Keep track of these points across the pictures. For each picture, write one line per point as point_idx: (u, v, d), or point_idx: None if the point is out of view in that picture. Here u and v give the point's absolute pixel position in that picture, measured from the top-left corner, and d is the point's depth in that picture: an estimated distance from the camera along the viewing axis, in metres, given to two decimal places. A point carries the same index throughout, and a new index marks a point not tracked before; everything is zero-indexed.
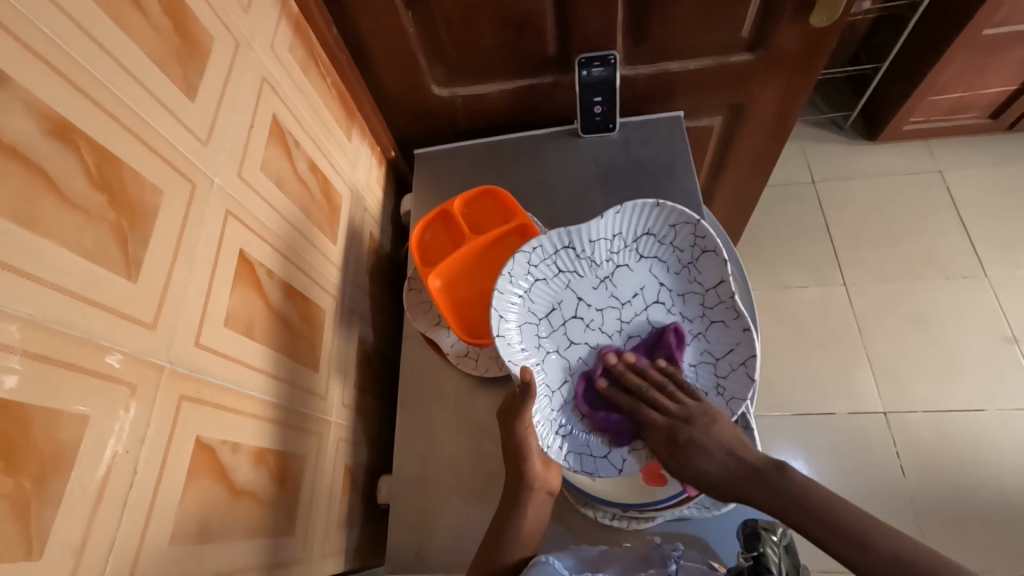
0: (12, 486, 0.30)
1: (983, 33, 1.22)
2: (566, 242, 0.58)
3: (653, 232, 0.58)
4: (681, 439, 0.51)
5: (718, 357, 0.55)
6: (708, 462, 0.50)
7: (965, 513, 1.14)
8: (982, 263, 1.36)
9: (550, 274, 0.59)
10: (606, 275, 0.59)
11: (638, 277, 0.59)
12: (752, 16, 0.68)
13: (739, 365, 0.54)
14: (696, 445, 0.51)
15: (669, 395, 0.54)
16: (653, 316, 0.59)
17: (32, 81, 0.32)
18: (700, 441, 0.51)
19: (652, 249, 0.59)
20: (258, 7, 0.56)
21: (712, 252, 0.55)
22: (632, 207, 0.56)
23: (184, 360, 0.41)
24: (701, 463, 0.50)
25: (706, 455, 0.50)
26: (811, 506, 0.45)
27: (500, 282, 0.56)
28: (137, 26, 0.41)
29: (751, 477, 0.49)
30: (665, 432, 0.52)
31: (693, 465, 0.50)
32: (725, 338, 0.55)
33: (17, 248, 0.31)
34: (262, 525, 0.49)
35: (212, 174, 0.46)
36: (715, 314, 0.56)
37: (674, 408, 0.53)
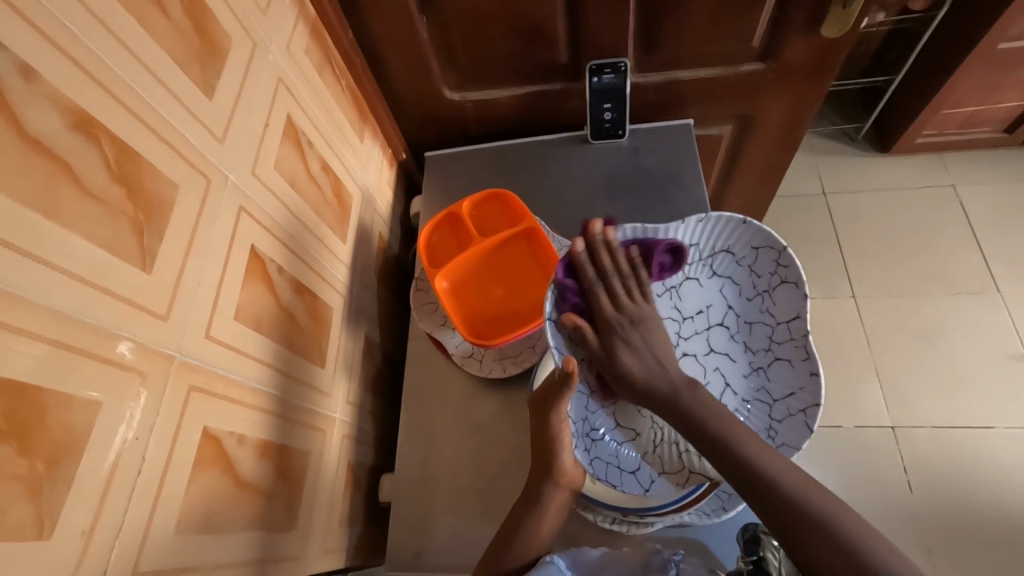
0: (25, 468, 0.31)
1: (998, 47, 1.21)
2: (637, 239, 0.59)
3: (732, 252, 0.58)
4: (618, 332, 0.55)
5: (774, 398, 0.55)
6: (633, 363, 0.54)
7: (973, 532, 1.12)
8: (995, 278, 1.35)
9: None
10: (673, 285, 0.60)
11: (708, 293, 0.59)
12: (763, 27, 0.68)
13: (797, 412, 0.53)
14: (631, 344, 0.55)
15: (630, 287, 0.57)
16: (714, 338, 0.59)
17: (57, 77, 0.34)
18: (634, 343, 0.55)
19: (727, 268, 0.59)
20: (276, 10, 0.57)
21: (793, 284, 0.54)
22: (716, 217, 0.56)
23: (194, 352, 0.42)
24: (624, 362, 0.54)
25: (634, 356, 0.54)
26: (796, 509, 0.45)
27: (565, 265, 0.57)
28: (159, 26, 0.42)
29: (663, 397, 0.52)
30: (607, 319, 0.55)
31: (619, 358, 0.54)
32: (789, 379, 0.55)
33: (38, 238, 0.32)
34: (265, 518, 0.50)
35: (226, 171, 0.47)
36: (787, 352, 0.55)
37: (625, 304, 0.56)
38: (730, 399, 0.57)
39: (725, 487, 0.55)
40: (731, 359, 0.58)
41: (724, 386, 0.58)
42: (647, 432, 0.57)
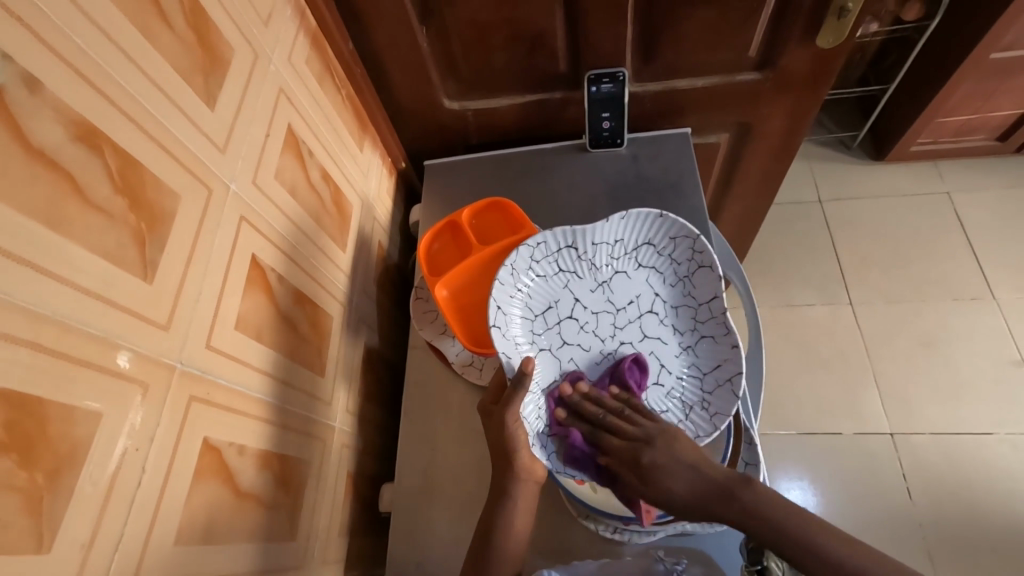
0: (27, 480, 0.30)
1: (990, 57, 1.23)
2: (570, 243, 0.61)
3: (653, 243, 0.61)
4: (643, 460, 0.53)
5: (704, 372, 0.58)
6: (668, 481, 0.51)
7: (974, 539, 1.12)
8: (991, 285, 1.36)
9: (550, 272, 0.62)
10: (605, 280, 0.62)
11: (637, 283, 0.62)
12: (760, 36, 0.69)
13: (724, 382, 0.57)
14: (660, 467, 0.52)
15: (626, 418, 0.56)
16: (646, 325, 0.61)
17: (61, 88, 0.34)
18: (662, 461, 0.52)
19: (651, 259, 0.62)
20: (277, 20, 0.57)
21: (708, 267, 0.58)
22: (636, 214, 0.59)
23: (194, 362, 0.42)
24: (661, 485, 0.51)
25: (671, 475, 0.51)
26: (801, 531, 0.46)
27: (502, 273, 0.59)
28: (162, 38, 0.42)
29: (719, 494, 0.49)
30: (629, 452, 0.54)
31: (662, 487, 0.51)
32: (714, 353, 0.58)
33: (42, 248, 0.32)
34: (266, 529, 0.49)
35: (228, 181, 0.47)
36: (709, 329, 0.59)
37: (633, 429, 0.55)
38: (667, 379, 0.60)
39: None
40: (663, 342, 0.61)
41: (659, 368, 0.60)
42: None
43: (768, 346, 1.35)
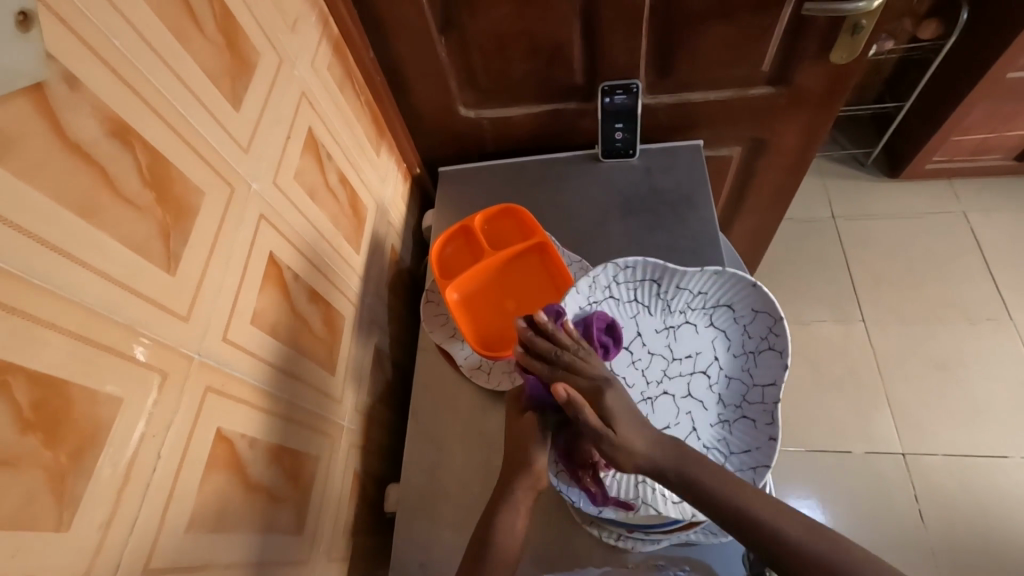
0: (51, 459, 0.32)
1: (1007, 76, 1.23)
2: (655, 277, 0.62)
3: (732, 308, 0.61)
4: (603, 405, 0.52)
5: (731, 452, 0.58)
6: (620, 427, 0.51)
7: (989, 566, 1.09)
8: (1007, 306, 1.34)
9: (623, 297, 0.64)
10: (672, 325, 0.63)
11: (701, 340, 0.63)
12: (773, 53, 0.70)
13: (748, 469, 0.56)
14: (617, 409, 0.52)
15: (588, 358, 0.55)
16: (695, 384, 0.62)
17: (98, 86, 0.35)
18: (620, 406, 0.52)
19: (724, 322, 0.62)
20: (302, 27, 0.59)
21: (777, 352, 0.58)
22: (730, 275, 0.60)
23: (212, 353, 0.43)
24: (612, 430, 0.51)
25: (625, 420, 0.51)
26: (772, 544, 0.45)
27: (581, 282, 0.61)
28: (194, 40, 0.44)
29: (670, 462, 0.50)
30: (590, 394, 0.53)
31: (615, 431, 0.51)
32: (748, 437, 0.58)
33: (76, 237, 0.33)
34: (275, 523, 0.50)
35: (250, 179, 0.49)
36: (753, 412, 0.58)
37: (591, 368, 0.54)
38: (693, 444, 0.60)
39: None
40: (702, 406, 0.61)
41: (691, 430, 0.60)
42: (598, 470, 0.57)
43: None
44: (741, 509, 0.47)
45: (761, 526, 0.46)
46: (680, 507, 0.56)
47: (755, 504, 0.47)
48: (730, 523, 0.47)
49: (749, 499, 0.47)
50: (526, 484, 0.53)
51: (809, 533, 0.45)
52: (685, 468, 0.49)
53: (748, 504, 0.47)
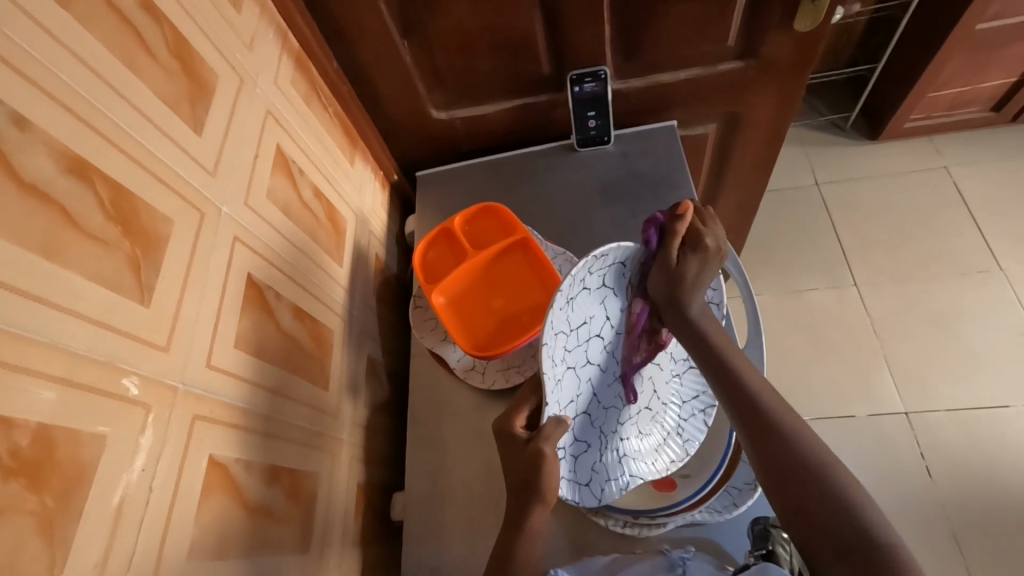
0: (37, 503, 0.31)
1: (976, 28, 1.23)
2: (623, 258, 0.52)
3: None
4: (705, 251, 0.53)
5: (683, 400, 0.60)
6: (689, 266, 0.53)
7: (998, 514, 1.11)
8: (997, 257, 1.35)
9: (594, 285, 0.50)
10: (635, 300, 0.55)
11: None
12: (738, 25, 0.70)
13: (700, 412, 0.59)
14: (706, 266, 0.53)
15: (716, 224, 0.57)
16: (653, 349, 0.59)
17: (49, 123, 0.35)
18: (708, 257, 0.54)
19: None
20: (260, 44, 0.59)
21: (716, 305, 0.58)
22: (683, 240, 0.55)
23: (197, 381, 0.43)
24: (680, 263, 0.53)
25: (702, 274, 0.53)
26: (779, 447, 0.45)
27: (565, 283, 0.46)
28: (147, 68, 0.44)
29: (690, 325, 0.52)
30: (696, 231, 0.55)
31: (687, 271, 0.53)
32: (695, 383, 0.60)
33: (42, 279, 0.33)
34: (279, 542, 0.50)
35: (220, 203, 0.49)
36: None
37: (714, 226, 0.56)
38: (655, 403, 0.59)
39: (734, 483, 0.57)
40: (660, 366, 0.59)
41: (654, 393, 0.59)
42: (596, 440, 0.54)
43: (774, 334, 1.35)
44: (774, 413, 0.46)
45: (783, 435, 0.45)
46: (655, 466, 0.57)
47: (790, 417, 0.46)
48: (755, 421, 0.47)
49: (784, 413, 0.47)
50: (523, 494, 0.50)
51: (829, 463, 0.43)
52: (731, 359, 0.50)
53: (780, 413, 0.46)
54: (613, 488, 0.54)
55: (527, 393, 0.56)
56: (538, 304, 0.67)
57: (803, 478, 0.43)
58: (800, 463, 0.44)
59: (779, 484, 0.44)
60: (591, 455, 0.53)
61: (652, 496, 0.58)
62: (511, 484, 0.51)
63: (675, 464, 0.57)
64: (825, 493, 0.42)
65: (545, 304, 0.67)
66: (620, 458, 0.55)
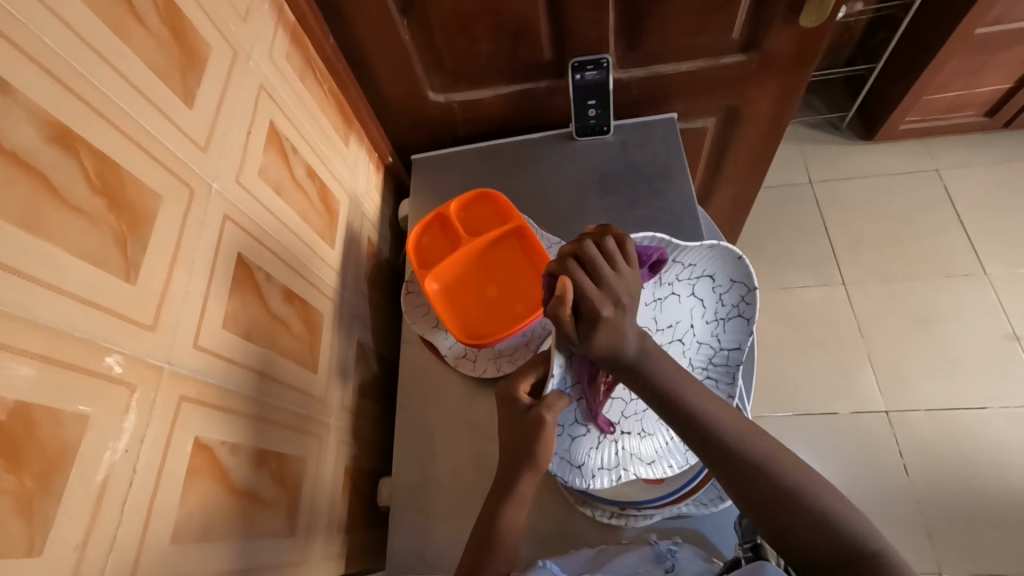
0: (15, 484, 0.30)
1: (976, 32, 1.23)
2: None
3: (714, 277, 0.56)
4: (602, 323, 0.43)
5: None
6: (597, 341, 0.44)
7: (971, 512, 1.14)
8: (983, 261, 1.37)
9: None
10: (659, 296, 0.57)
11: (682, 309, 0.57)
12: (743, 18, 0.69)
13: None
14: (612, 335, 0.44)
15: (614, 267, 0.45)
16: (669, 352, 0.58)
17: (31, 90, 0.33)
18: (612, 325, 0.44)
19: (702, 291, 0.57)
20: (255, 16, 0.57)
21: (746, 319, 0.55)
22: (721, 247, 0.53)
23: (184, 361, 0.42)
24: (583, 338, 0.44)
25: (614, 340, 0.44)
26: (759, 483, 0.42)
27: None
28: (135, 35, 0.42)
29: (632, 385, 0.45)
30: (589, 302, 0.44)
31: (598, 347, 0.44)
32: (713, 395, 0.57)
33: (22, 252, 0.32)
34: (265, 527, 0.50)
35: (211, 180, 0.47)
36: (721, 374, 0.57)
37: (610, 278, 0.44)
38: None
39: None
40: None
41: None
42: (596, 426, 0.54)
43: (763, 330, 1.36)
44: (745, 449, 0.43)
45: (766, 471, 0.42)
46: (654, 466, 0.54)
47: (758, 443, 0.43)
48: (732, 464, 0.43)
49: (751, 438, 0.44)
50: (512, 479, 0.51)
51: (811, 483, 0.42)
52: (683, 391, 0.44)
53: (750, 441, 0.43)
54: (601, 477, 0.53)
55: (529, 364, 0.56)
56: (532, 295, 0.66)
57: (797, 511, 0.41)
58: (791, 496, 0.41)
59: (779, 526, 0.41)
60: (587, 442, 0.54)
61: (642, 487, 0.58)
62: (503, 451, 0.52)
63: (672, 470, 0.54)
64: (824, 521, 0.41)
65: (537, 294, 0.66)
66: (617, 451, 0.54)
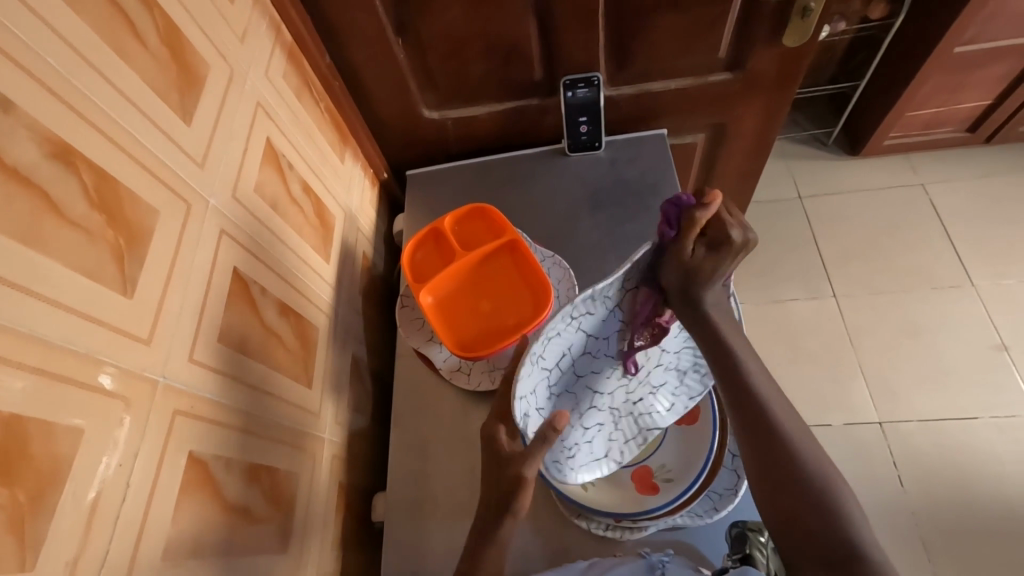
0: (9, 498, 0.30)
1: (955, 51, 1.27)
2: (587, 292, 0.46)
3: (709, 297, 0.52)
4: (731, 244, 0.47)
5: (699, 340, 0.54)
6: (705, 260, 0.48)
7: (967, 524, 1.14)
8: (969, 273, 1.39)
9: (564, 325, 0.47)
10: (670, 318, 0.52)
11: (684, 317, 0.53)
12: (728, 38, 0.71)
13: None
14: (721, 261, 0.47)
15: (734, 212, 0.50)
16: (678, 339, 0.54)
17: (32, 107, 0.34)
18: (729, 252, 0.47)
19: None
20: (252, 35, 0.58)
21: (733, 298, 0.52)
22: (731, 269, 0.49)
23: (178, 376, 0.42)
24: (693, 256, 0.48)
25: (722, 268, 0.47)
26: (783, 460, 0.46)
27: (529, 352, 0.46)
28: (136, 53, 0.43)
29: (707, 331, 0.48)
30: (721, 226, 0.48)
31: (710, 270, 0.47)
32: None
33: (18, 266, 0.32)
34: (258, 542, 0.49)
35: (207, 195, 0.48)
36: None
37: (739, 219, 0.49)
38: (666, 357, 0.54)
39: (715, 488, 0.57)
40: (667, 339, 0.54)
41: (660, 350, 0.54)
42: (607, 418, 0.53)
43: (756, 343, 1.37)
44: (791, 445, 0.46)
45: (795, 455, 0.46)
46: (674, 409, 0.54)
47: (803, 439, 0.47)
48: (771, 458, 0.46)
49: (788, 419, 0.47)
50: (493, 526, 0.51)
51: (839, 489, 0.45)
52: (740, 353, 0.48)
53: (798, 437, 0.47)
54: (630, 450, 0.53)
55: (487, 428, 0.53)
56: (523, 307, 0.67)
57: (817, 519, 0.44)
58: (818, 501, 0.44)
59: (798, 530, 0.44)
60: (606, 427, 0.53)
61: (635, 498, 0.58)
62: (486, 497, 0.52)
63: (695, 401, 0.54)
64: (837, 530, 0.43)
65: (529, 309, 0.66)
66: (636, 423, 0.53)
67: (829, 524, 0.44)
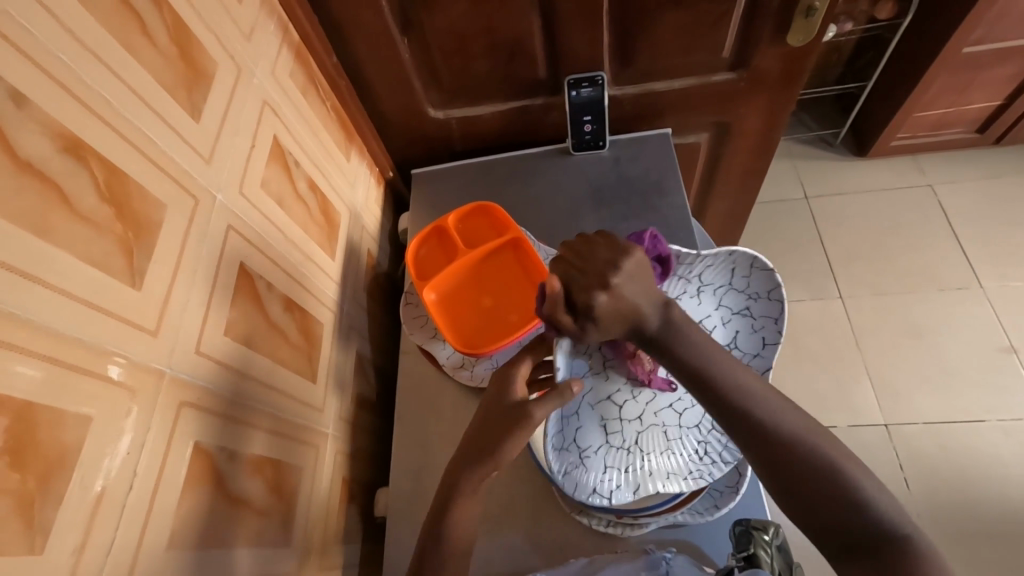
0: (18, 482, 0.31)
1: (963, 51, 1.26)
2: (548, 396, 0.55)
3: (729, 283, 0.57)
4: (601, 307, 0.44)
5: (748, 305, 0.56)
6: (607, 325, 0.45)
7: (972, 528, 1.12)
8: (977, 275, 1.38)
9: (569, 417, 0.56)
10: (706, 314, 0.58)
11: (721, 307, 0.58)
12: (732, 37, 0.71)
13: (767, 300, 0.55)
14: (615, 312, 0.45)
15: (602, 252, 0.47)
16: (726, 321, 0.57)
17: (44, 102, 0.35)
18: (614, 307, 0.44)
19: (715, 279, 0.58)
20: (259, 34, 0.59)
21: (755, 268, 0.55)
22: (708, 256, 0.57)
23: (184, 368, 0.43)
24: (589, 331, 0.46)
25: (621, 318, 0.45)
26: (795, 470, 0.42)
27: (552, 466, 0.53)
28: (145, 51, 0.43)
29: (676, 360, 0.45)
30: (583, 293, 0.45)
31: (614, 325, 0.45)
32: (760, 286, 0.56)
33: (29, 256, 0.33)
34: (261, 533, 0.50)
35: (214, 191, 0.49)
36: (761, 286, 0.56)
37: (598, 265, 0.46)
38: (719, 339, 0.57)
39: (715, 485, 0.57)
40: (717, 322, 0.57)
41: None
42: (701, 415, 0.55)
43: None
44: (807, 456, 0.42)
45: (806, 458, 0.42)
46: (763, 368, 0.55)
47: (820, 446, 0.42)
48: (789, 478, 0.42)
49: (788, 417, 0.43)
50: (468, 470, 0.49)
51: (863, 481, 0.42)
52: (713, 365, 0.44)
53: (805, 436, 0.43)
54: None
55: (498, 375, 0.51)
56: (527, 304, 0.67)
57: (853, 522, 0.42)
58: (842, 496, 0.42)
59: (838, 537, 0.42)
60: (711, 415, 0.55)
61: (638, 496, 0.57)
62: (470, 439, 0.50)
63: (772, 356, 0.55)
64: (871, 519, 0.41)
65: (534, 304, 0.67)
66: None
67: (859, 511, 0.42)
